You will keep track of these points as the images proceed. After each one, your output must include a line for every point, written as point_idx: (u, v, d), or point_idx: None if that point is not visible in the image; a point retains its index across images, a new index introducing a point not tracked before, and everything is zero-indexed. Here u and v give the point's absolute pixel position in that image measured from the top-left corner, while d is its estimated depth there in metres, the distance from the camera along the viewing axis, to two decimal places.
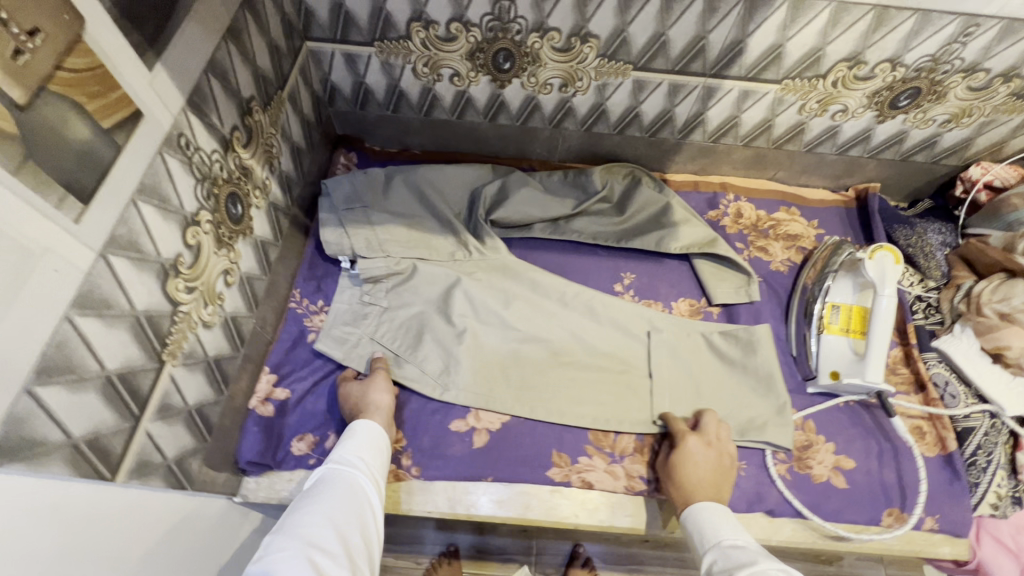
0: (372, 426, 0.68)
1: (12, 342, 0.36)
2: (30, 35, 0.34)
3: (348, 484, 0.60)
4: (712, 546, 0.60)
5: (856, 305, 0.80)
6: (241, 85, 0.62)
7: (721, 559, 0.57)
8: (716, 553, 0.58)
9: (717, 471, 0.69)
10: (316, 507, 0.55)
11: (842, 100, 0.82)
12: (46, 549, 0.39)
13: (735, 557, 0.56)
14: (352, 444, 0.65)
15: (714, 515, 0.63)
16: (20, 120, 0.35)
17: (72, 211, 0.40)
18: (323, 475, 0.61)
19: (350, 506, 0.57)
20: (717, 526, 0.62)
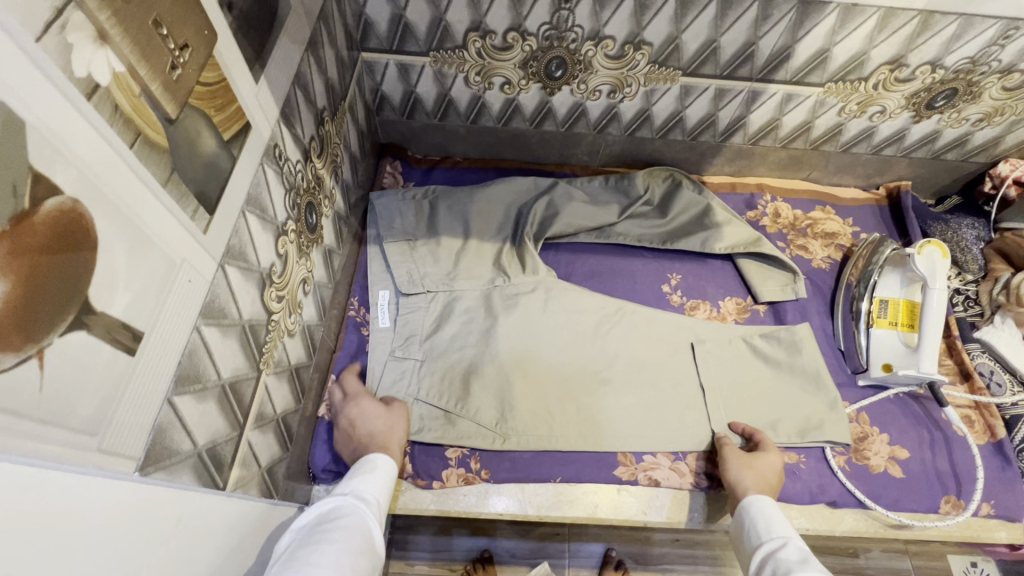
0: (388, 464, 0.64)
1: (157, 353, 0.36)
2: (181, 49, 0.35)
3: (362, 525, 0.54)
4: (774, 537, 0.60)
5: (904, 300, 0.82)
6: (316, 96, 0.63)
7: (786, 550, 0.57)
8: (781, 544, 0.59)
9: (757, 468, 0.70)
10: (321, 544, 0.49)
11: (881, 102, 0.85)
12: (202, 558, 0.40)
13: (801, 553, 0.56)
14: (370, 483, 0.61)
15: (777, 514, 0.64)
16: (169, 133, 0.35)
17: (202, 221, 0.40)
18: (338, 509, 0.55)
19: (360, 550, 0.51)
20: (782, 524, 0.62)
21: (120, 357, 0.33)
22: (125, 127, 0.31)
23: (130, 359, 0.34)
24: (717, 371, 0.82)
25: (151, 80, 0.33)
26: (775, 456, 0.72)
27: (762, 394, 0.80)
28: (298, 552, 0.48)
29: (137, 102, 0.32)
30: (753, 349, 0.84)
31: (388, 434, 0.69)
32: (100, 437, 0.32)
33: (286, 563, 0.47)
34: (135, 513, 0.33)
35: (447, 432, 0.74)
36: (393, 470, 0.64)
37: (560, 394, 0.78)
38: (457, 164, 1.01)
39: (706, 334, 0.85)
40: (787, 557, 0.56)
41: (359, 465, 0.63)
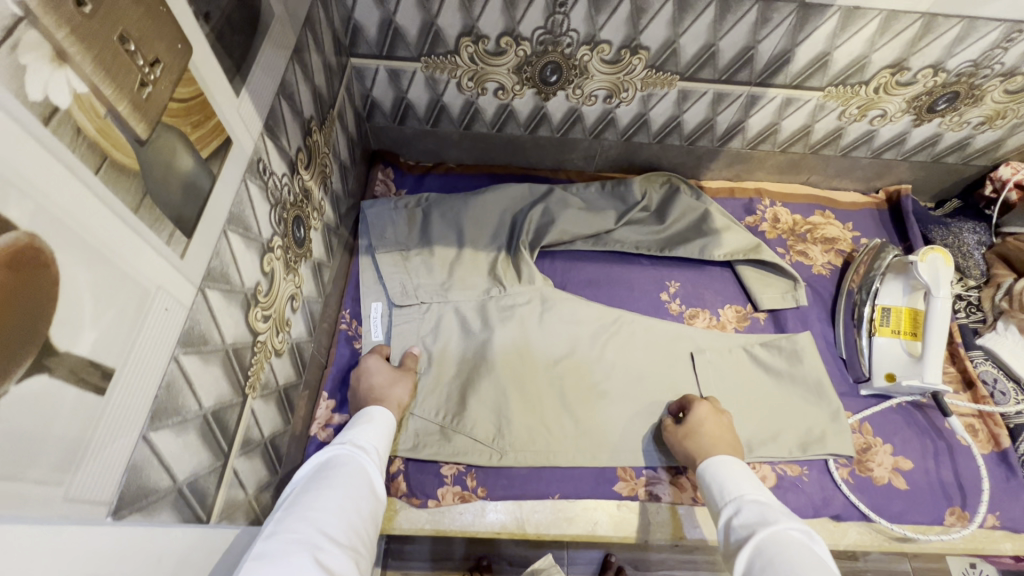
0: (386, 417, 0.65)
1: (131, 387, 0.34)
2: (152, 66, 0.33)
3: (362, 472, 0.56)
4: (729, 501, 0.58)
5: (907, 307, 0.80)
6: (303, 105, 0.61)
7: (741, 514, 0.56)
8: (735, 507, 0.57)
9: (692, 433, 0.69)
10: (321, 491, 0.50)
11: (882, 106, 0.84)
12: None
13: (754, 513, 0.55)
14: (369, 432, 0.62)
15: (730, 469, 0.62)
16: (140, 155, 0.33)
17: (179, 246, 0.38)
18: (337, 458, 0.56)
19: (362, 496, 0.53)
20: (735, 480, 0.60)
21: (87, 398, 0.30)
22: (90, 152, 0.29)
23: (99, 399, 0.31)
24: (718, 383, 0.80)
25: (118, 101, 0.30)
26: (698, 411, 0.71)
27: (764, 406, 0.79)
28: (302, 497, 0.50)
29: (102, 124, 0.30)
30: (752, 357, 0.83)
31: (387, 394, 0.69)
32: (65, 485, 0.29)
33: (291, 508, 0.49)
34: (107, 563, 0.31)
35: (443, 448, 0.73)
36: (390, 421, 0.66)
37: (558, 408, 0.76)
38: (451, 170, 0.98)
39: (706, 344, 0.84)
40: (742, 522, 0.55)
41: (359, 416, 0.65)
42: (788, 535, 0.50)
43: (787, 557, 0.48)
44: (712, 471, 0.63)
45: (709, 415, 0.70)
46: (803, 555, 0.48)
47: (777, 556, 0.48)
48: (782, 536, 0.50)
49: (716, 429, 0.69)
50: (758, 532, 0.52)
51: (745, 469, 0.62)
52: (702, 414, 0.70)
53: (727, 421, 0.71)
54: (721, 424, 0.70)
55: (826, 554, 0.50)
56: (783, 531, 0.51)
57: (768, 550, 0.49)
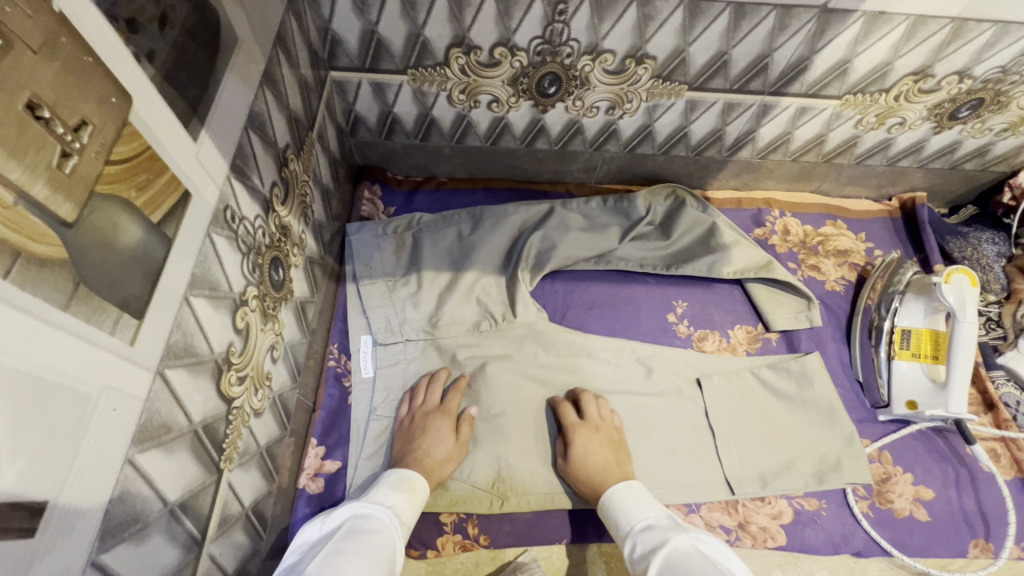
0: (424, 486, 0.62)
1: (71, 513, 0.29)
2: (76, 131, 0.27)
3: (390, 538, 0.53)
4: (631, 529, 0.58)
5: (927, 329, 0.77)
6: (277, 134, 0.55)
7: (639, 546, 0.55)
8: (632, 540, 0.57)
9: (582, 473, 0.66)
10: (355, 556, 0.48)
11: (902, 113, 0.79)
12: None
13: (647, 540, 0.55)
14: (398, 494, 0.60)
15: (625, 497, 0.62)
16: (69, 240, 0.27)
17: (127, 331, 0.32)
18: (368, 519, 0.55)
19: (384, 565, 0.50)
20: (626, 509, 0.60)
21: (11, 548, 0.25)
22: None
23: (26, 542, 0.26)
24: (729, 413, 0.76)
25: (31, 183, 0.24)
26: (579, 443, 0.67)
27: (778, 438, 0.75)
28: (330, 556, 0.48)
29: (11, 214, 0.24)
30: (761, 381, 0.79)
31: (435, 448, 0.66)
32: None
33: (319, 567, 0.47)
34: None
35: (440, 497, 0.68)
36: (425, 492, 0.62)
37: (562, 445, 0.72)
38: (443, 185, 0.92)
39: (715, 368, 0.79)
40: (640, 555, 0.54)
41: (398, 478, 0.62)
42: (680, 552, 0.51)
43: (683, 574, 0.48)
44: (609, 507, 0.63)
45: (588, 445, 0.67)
46: (693, 565, 0.48)
47: (677, 575, 0.48)
48: (677, 553, 0.51)
49: (599, 462, 0.67)
50: (654, 559, 0.52)
51: (633, 487, 0.63)
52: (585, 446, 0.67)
53: (606, 439, 0.69)
54: (602, 446, 0.68)
55: (717, 550, 0.51)
56: (675, 547, 0.51)
57: (668, 573, 0.49)
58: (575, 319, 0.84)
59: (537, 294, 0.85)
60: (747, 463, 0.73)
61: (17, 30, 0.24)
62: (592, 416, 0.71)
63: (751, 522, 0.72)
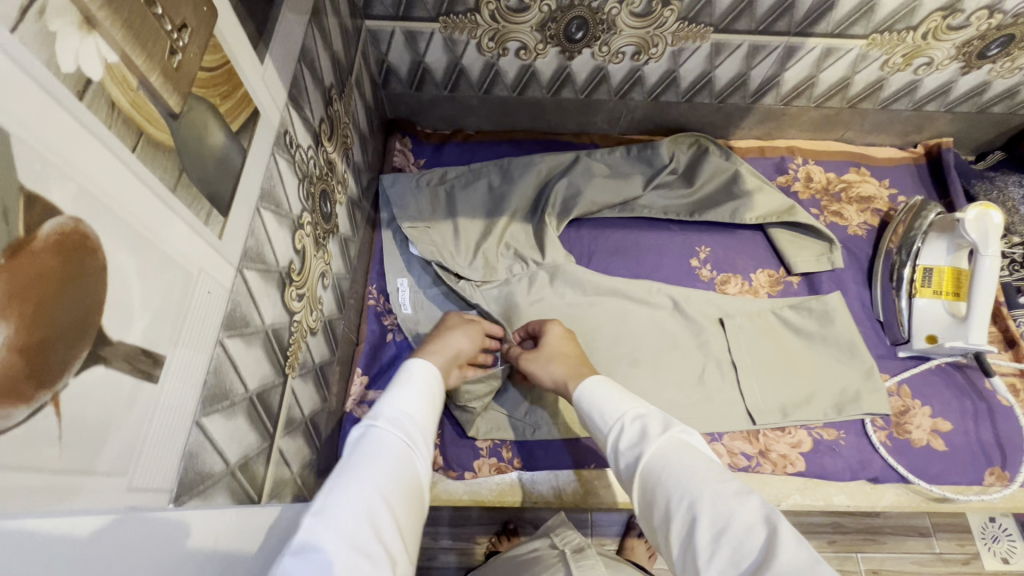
0: (429, 375, 0.55)
1: (182, 373, 0.33)
2: (180, 31, 0.30)
3: (400, 448, 0.45)
4: (604, 423, 0.51)
5: (950, 267, 0.79)
6: (323, 72, 0.58)
7: (620, 437, 0.48)
8: (612, 431, 0.49)
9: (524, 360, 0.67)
10: (360, 486, 0.40)
11: (929, 53, 0.79)
12: None
13: (632, 429, 0.48)
14: (407, 394, 0.51)
15: (597, 389, 0.54)
16: (174, 130, 0.31)
17: (217, 225, 0.36)
18: (372, 435, 0.45)
19: (398, 490, 0.42)
20: (603, 402, 0.52)
21: (142, 387, 0.29)
22: (126, 128, 0.27)
23: (153, 386, 0.30)
24: (751, 348, 0.79)
25: (149, 71, 0.28)
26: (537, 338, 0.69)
27: (798, 373, 0.78)
28: (332, 493, 0.39)
29: (135, 97, 0.28)
30: (782, 320, 0.82)
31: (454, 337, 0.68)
32: (128, 475, 0.29)
33: (320, 510, 0.37)
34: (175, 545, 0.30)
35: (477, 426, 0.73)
36: (433, 381, 0.55)
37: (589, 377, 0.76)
38: (470, 137, 0.95)
39: (737, 309, 0.82)
40: (626, 446, 0.47)
41: (397, 373, 0.54)
42: (673, 444, 0.45)
43: (678, 473, 0.42)
44: (580, 399, 0.55)
45: (558, 334, 0.67)
46: (693, 462, 0.42)
47: (673, 476, 0.42)
48: (671, 449, 0.44)
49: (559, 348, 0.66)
50: (646, 455, 0.45)
51: (607, 382, 0.55)
52: (550, 337, 0.67)
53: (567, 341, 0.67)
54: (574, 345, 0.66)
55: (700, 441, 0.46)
56: (665, 441, 0.45)
57: (660, 473, 0.43)
58: (601, 263, 0.87)
59: (563, 240, 0.88)
60: (767, 395, 0.76)
61: None
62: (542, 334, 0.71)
63: (771, 450, 0.75)
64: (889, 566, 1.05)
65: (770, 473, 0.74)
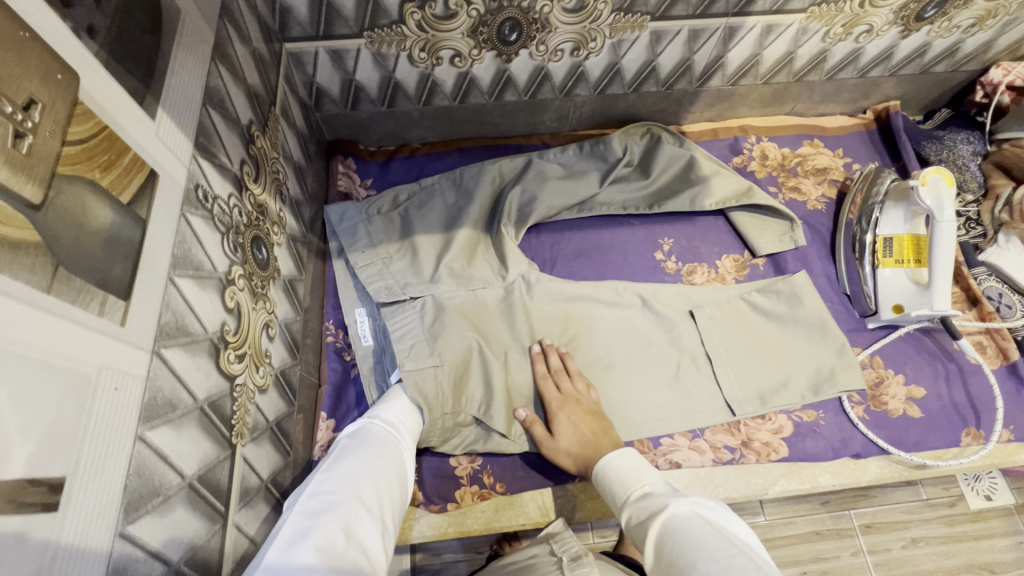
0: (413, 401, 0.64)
1: (93, 487, 0.30)
2: (26, 110, 0.26)
3: (394, 442, 0.52)
4: (628, 502, 0.54)
5: (908, 234, 0.78)
6: (238, 110, 0.54)
7: (638, 514, 0.51)
8: (632, 508, 0.53)
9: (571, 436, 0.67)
10: (363, 456, 0.47)
11: (868, 20, 0.78)
12: None
13: (648, 506, 0.51)
14: (398, 408, 0.59)
15: (621, 465, 0.58)
16: (39, 223, 0.27)
17: (116, 312, 0.33)
18: (372, 427, 0.53)
19: (394, 471, 0.48)
20: (622, 478, 0.56)
21: (36, 522, 0.26)
22: None
23: (49, 516, 0.27)
24: (724, 338, 0.78)
25: None
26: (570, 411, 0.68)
27: (772, 358, 0.77)
28: (336, 464, 0.46)
29: None
30: (752, 306, 0.81)
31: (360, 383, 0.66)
32: None
33: (330, 469, 0.45)
34: None
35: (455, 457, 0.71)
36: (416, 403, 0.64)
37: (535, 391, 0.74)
38: (417, 151, 0.91)
39: (705, 300, 0.81)
40: (640, 520, 0.50)
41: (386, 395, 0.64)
42: (681, 516, 0.46)
43: (682, 545, 0.43)
44: (607, 476, 0.59)
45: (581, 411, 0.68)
46: (699, 532, 0.43)
47: (675, 548, 0.44)
48: (676, 519, 0.46)
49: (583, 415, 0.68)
50: (654, 528, 0.47)
51: (631, 454, 0.59)
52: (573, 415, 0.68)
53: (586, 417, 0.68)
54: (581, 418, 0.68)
55: (721, 514, 0.47)
56: (675, 514, 0.47)
57: (667, 544, 0.45)
58: (565, 267, 0.85)
59: (524, 249, 0.85)
60: (744, 383, 0.75)
61: None
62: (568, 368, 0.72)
63: (754, 440, 0.74)
64: (882, 518, 1.07)
65: (754, 463, 0.74)
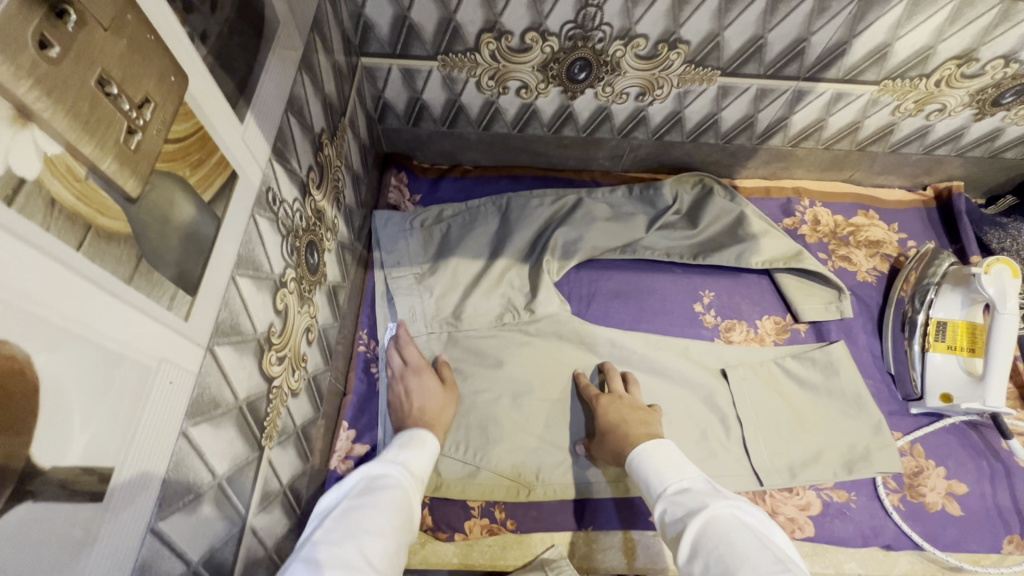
0: (432, 442, 0.61)
1: (134, 480, 0.30)
2: (139, 108, 0.28)
3: (403, 491, 0.52)
4: (660, 495, 0.53)
5: (963, 321, 0.75)
6: (313, 117, 0.56)
7: (671, 509, 0.51)
8: (663, 502, 0.52)
9: (609, 428, 0.65)
10: (371, 513, 0.46)
11: (942, 99, 0.76)
12: None
13: (682, 502, 0.50)
14: (415, 458, 0.58)
15: (654, 457, 0.57)
16: (131, 215, 0.28)
17: (182, 307, 0.33)
18: (385, 476, 0.52)
19: (401, 526, 0.48)
20: (658, 469, 0.55)
21: (83, 510, 0.26)
22: (69, 225, 0.24)
23: (97, 506, 0.27)
24: (757, 402, 0.75)
25: (101, 158, 0.25)
26: (606, 401, 0.68)
27: (806, 431, 0.74)
28: (346, 516, 0.46)
29: (83, 188, 0.25)
30: (788, 372, 0.78)
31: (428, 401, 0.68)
32: None
33: (336, 525, 0.45)
34: None
35: (468, 487, 0.69)
36: (435, 451, 0.61)
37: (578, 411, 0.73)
38: (469, 173, 0.92)
39: (741, 360, 0.79)
40: (673, 517, 0.50)
41: (406, 438, 0.61)
42: (720, 517, 0.46)
43: (722, 551, 0.44)
44: (639, 466, 0.58)
45: (625, 404, 0.68)
46: (739, 541, 0.44)
47: (715, 550, 0.44)
48: (717, 522, 0.46)
49: (628, 418, 0.65)
50: (689, 526, 0.47)
51: (669, 452, 0.58)
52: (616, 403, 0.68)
53: (631, 404, 0.68)
54: (628, 409, 0.67)
55: (756, 520, 0.48)
56: (714, 514, 0.47)
57: (705, 546, 0.45)
58: (601, 307, 0.84)
59: (560, 283, 0.85)
60: (774, 454, 0.72)
61: (91, 9, 0.24)
62: (616, 388, 0.71)
63: (778, 513, 0.71)
64: None
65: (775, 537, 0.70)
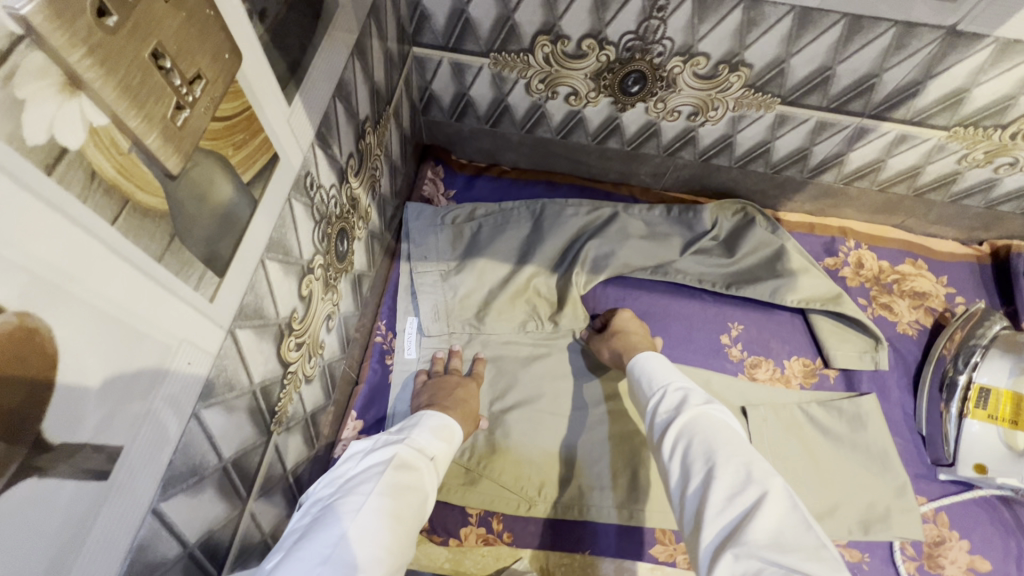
0: (456, 436, 0.57)
1: (142, 456, 0.29)
2: (191, 84, 0.27)
3: (423, 494, 0.47)
4: (656, 390, 0.55)
5: (1007, 390, 0.73)
6: (359, 104, 0.55)
7: (665, 402, 0.53)
8: (660, 395, 0.54)
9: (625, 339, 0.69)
10: (389, 523, 0.42)
11: (1014, 153, 0.72)
12: None
13: (678, 399, 0.52)
14: (436, 446, 0.53)
15: (658, 363, 0.59)
16: (169, 191, 0.27)
17: (209, 288, 0.32)
18: (411, 471, 0.48)
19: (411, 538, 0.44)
20: (659, 370, 0.57)
21: (87, 487, 0.26)
22: (106, 199, 0.23)
23: (102, 483, 0.27)
24: (775, 446, 0.72)
25: (145, 133, 0.24)
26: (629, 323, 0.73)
27: (825, 483, 0.71)
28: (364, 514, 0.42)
29: (123, 161, 0.24)
30: (811, 419, 0.75)
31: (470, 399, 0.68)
32: None
33: (353, 526, 0.41)
34: None
35: (468, 493, 0.68)
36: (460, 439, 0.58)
37: (588, 430, 0.71)
38: (505, 174, 0.91)
39: (763, 399, 0.76)
40: (667, 409, 0.52)
41: (438, 423, 0.56)
42: (713, 417, 0.49)
43: (714, 441, 0.46)
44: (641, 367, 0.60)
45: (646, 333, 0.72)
46: (729, 438, 0.46)
47: (704, 441, 0.46)
48: (710, 420, 0.48)
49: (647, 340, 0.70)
50: (684, 419, 0.49)
51: (663, 360, 0.59)
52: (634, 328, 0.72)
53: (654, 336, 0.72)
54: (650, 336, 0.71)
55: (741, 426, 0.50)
56: (707, 413, 0.49)
57: (696, 435, 0.47)
58: None
59: (586, 297, 0.83)
60: None
61: None
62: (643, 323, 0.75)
63: None
64: None
65: None
